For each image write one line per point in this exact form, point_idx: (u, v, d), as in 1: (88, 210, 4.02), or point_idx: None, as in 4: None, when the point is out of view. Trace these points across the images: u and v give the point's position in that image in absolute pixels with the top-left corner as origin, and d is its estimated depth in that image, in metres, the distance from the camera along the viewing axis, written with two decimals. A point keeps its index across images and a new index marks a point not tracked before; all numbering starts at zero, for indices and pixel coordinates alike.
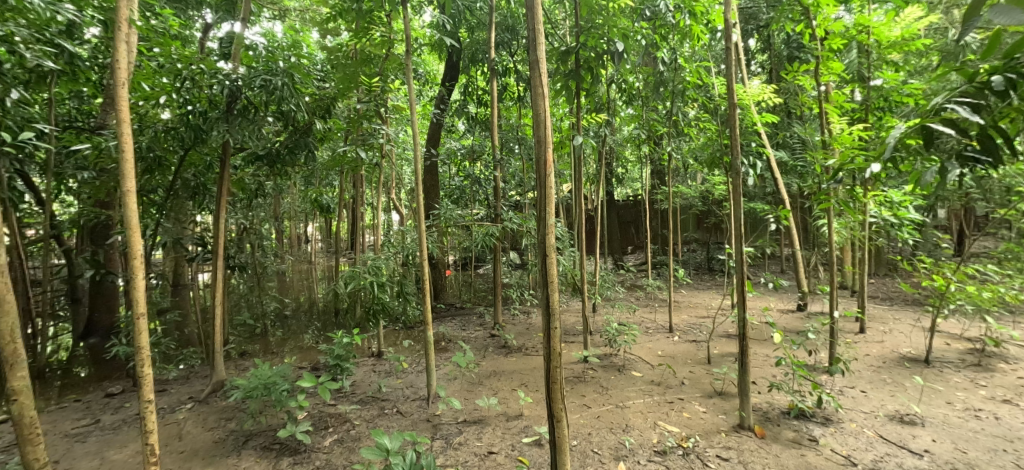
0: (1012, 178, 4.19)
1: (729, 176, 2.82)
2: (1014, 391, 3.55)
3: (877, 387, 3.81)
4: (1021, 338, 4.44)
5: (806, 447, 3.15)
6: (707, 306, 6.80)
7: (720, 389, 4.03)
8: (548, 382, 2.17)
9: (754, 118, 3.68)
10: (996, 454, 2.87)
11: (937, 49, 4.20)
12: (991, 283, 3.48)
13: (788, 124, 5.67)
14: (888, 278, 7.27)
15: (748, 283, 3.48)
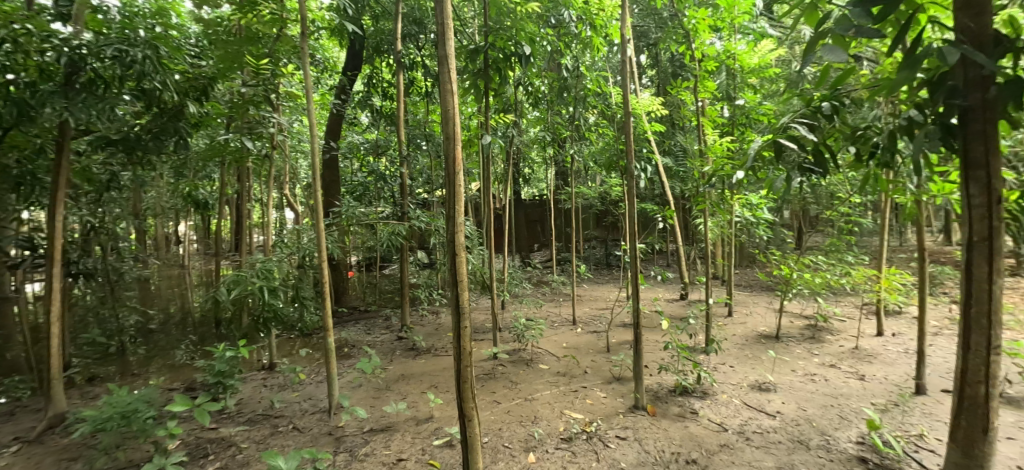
0: (834, 186, 5.19)
1: (626, 177, 3.14)
2: (837, 356, 4.42)
3: (742, 361, 4.47)
4: (842, 314, 5.55)
5: (689, 420, 3.59)
6: (605, 299, 7.36)
7: (618, 375, 4.39)
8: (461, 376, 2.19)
9: (645, 126, 4.00)
10: (826, 409, 3.55)
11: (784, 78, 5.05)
12: (821, 271, 4.28)
13: (673, 133, 6.36)
14: (749, 269, 8.55)
15: (641, 276, 3.83)
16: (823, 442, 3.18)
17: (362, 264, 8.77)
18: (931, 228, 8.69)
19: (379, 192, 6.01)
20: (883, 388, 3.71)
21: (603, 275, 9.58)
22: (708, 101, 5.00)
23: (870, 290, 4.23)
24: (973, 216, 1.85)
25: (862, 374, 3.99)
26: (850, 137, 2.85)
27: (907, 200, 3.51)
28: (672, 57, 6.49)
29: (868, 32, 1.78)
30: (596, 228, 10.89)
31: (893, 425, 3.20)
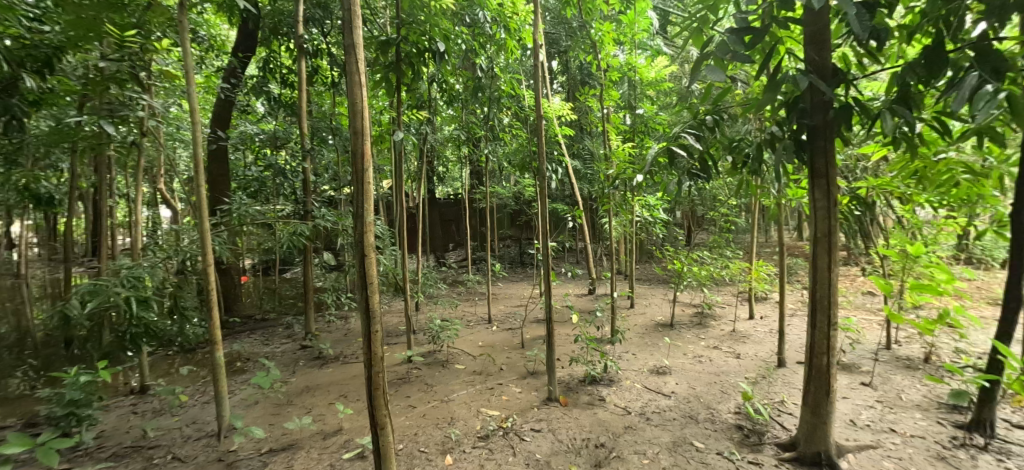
0: (716, 189, 5.89)
1: (538, 176, 3.32)
2: (719, 339, 5.04)
3: (643, 349, 4.89)
4: (723, 302, 6.34)
5: (597, 406, 3.83)
6: (519, 296, 7.54)
7: (532, 369, 4.53)
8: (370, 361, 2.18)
9: (556, 130, 4.18)
10: (711, 385, 4.04)
11: (676, 92, 5.61)
12: (706, 264, 4.85)
13: (582, 137, 6.71)
14: (648, 264, 9.37)
15: (552, 273, 3.99)
16: (708, 415, 3.63)
17: (256, 268, 7.93)
18: (789, 226, 10.21)
19: (279, 189, 5.32)
20: (754, 364, 4.32)
21: (515, 274, 9.80)
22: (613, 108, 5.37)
23: (744, 280, 4.90)
24: (819, 215, 2.97)
25: (738, 353, 4.60)
26: (727, 147, 3.41)
27: (771, 202, 4.11)
28: (581, 65, 6.79)
29: (740, 56, 2.65)
30: (510, 227, 11.13)
31: (762, 395, 3.76)
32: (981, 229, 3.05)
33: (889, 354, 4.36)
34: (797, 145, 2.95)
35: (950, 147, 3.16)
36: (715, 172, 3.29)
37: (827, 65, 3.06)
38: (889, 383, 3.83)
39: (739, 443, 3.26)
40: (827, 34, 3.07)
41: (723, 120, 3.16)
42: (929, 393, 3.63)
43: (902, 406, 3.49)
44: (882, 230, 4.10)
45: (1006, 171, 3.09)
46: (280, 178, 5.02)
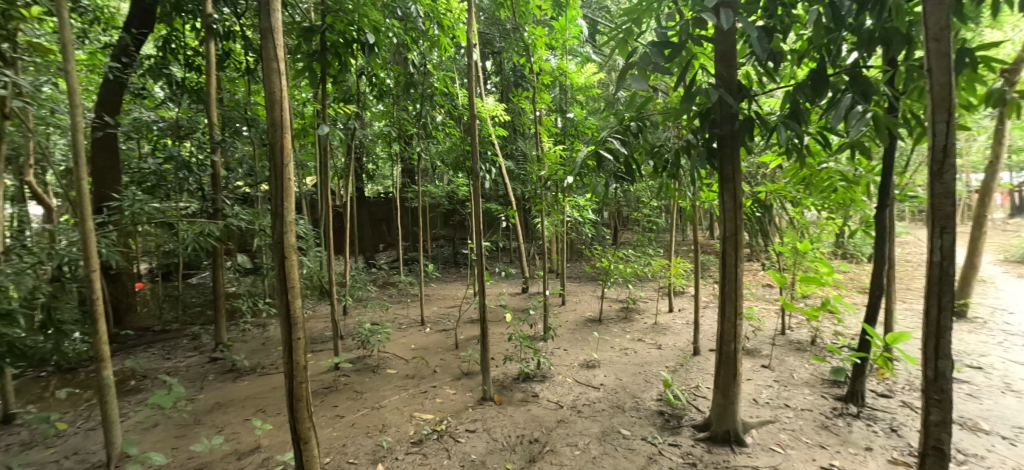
0: (639, 192, 6.28)
1: (471, 176, 3.39)
2: (642, 331, 5.38)
3: (573, 344, 5.08)
4: (646, 297, 6.77)
5: (531, 403, 3.92)
6: (454, 297, 7.49)
7: (466, 370, 4.50)
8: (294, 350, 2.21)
9: (490, 130, 4.21)
10: (636, 376, 4.30)
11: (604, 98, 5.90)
12: (631, 262, 5.17)
13: (515, 138, 6.65)
14: (578, 262, 9.74)
15: (486, 273, 4.00)
16: (634, 403, 3.86)
17: (155, 273, 7.08)
18: (703, 225, 11.11)
19: (182, 185, 4.50)
20: (673, 353, 4.68)
21: (447, 275, 9.67)
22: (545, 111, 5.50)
23: (663, 276, 5.27)
24: (727, 216, 3.29)
25: (660, 344, 4.94)
26: (650, 152, 3.66)
27: (688, 204, 4.45)
28: (514, 66, 6.79)
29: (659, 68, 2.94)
30: (443, 227, 11.00)
31: (680, 381, 4.08)
32: (853, 229, 3.55)
33: (784, 338, 4.94)
34: (708, 152, 3.29)
35: (830, 158, 3.64)
36: (639, 176, 3.53)
37: (733, 82, 3.39)
38: (784, 365, 4.34)
39: (661, 427, 3.52)
40: (734, 54, 3.40)
41: (645, 126, 3.41)
42: (814, 371, 4.17)
43: (794, 384, 3.98)
44: (777, 229, 4.61)
45: (872, 179, 3.62)
46: (184, 174, 4.43)
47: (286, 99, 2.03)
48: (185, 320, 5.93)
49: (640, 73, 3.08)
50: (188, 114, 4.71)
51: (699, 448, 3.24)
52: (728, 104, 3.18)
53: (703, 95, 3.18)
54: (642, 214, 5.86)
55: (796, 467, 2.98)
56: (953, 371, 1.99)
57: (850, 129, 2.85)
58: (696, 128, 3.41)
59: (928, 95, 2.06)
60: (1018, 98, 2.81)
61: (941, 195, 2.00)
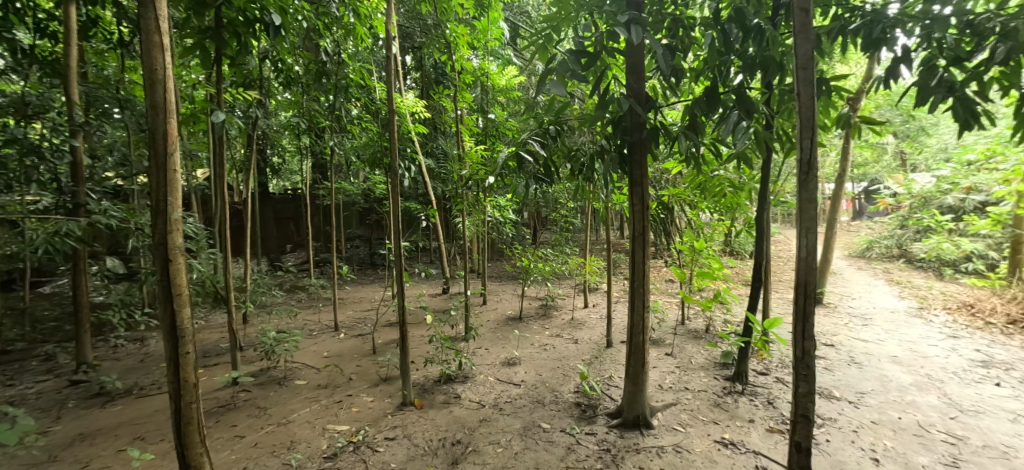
0: (558, 193, 6.53)
1: (389, 173, 3.35)
2: (560, 327, 5.61)
3: (495, 343, 5.14)
4: (562, 294, 7.06)
5: (453, 404, 3.88)
6: (371, 300, 7.17)
7: (385, 375, 4.32)
8: (178, 340, 2.12)
9: (410, 127, 4.17)
10: (554, 370, 4.45)
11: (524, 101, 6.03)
12: (549, 261, 5.38)
13: (435, 136, 6.18)
14: (499, 262, 9.87)
15: (405, 274, 3.87)
16: (553, 397, 4.00)
17: None
18: (615, 226, 11.87)
19: (31, 174, 3.59)
20: (589, 346, 4.94)
21: (362, 278, 9.21)
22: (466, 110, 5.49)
23: (579, 273, 5.56)
24: (636, 217, 3.56)
25: (576, 339, 5.19)
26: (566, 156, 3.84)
27: (601, 206, 4.70)
28: (436, 64, 6.62)
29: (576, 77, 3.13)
30: (359, 227, 10.69)
31: (595, 373, 4.32)
32: (740, 229, 3.99)
33: (683, 328, 5.47)
34: (620, 158, 3.55)
35: (721, 167, 4.09)
36: (557, 178, 3.68)
37: (642, 94, 3.65)
38: (683, 352, 4.81)
39: (578, 418, 3.69)
40: (642, 67, 3.67)
41: (561, 130, 3.60)
42: (708, 356, 4.67)
43: (692, 368, 4.43)
44: (678, 229, 5.07)
45: (754, 186, 4.14)
46: (34, 160, 3.58)
47: (171, 82, 2.03)
48: (35, 337, 4.72)
49: (558, 79, 3.23)
50: (39, 90, 3.86)
51: (613, 434, 3.46)
52: (638, 114, 3.45)
53: (616, 103, 3.43)
54: (560, 214, 6.18)
55: (694, 443, 3.33)
56: (815, 351, 2.33)
57: (737, 141, 3.25)
58: (608, 134, 3.66)
59: (797, 115, 2.43)
60: (859, 122, 3.39)
61: (808, 199, 2.38)
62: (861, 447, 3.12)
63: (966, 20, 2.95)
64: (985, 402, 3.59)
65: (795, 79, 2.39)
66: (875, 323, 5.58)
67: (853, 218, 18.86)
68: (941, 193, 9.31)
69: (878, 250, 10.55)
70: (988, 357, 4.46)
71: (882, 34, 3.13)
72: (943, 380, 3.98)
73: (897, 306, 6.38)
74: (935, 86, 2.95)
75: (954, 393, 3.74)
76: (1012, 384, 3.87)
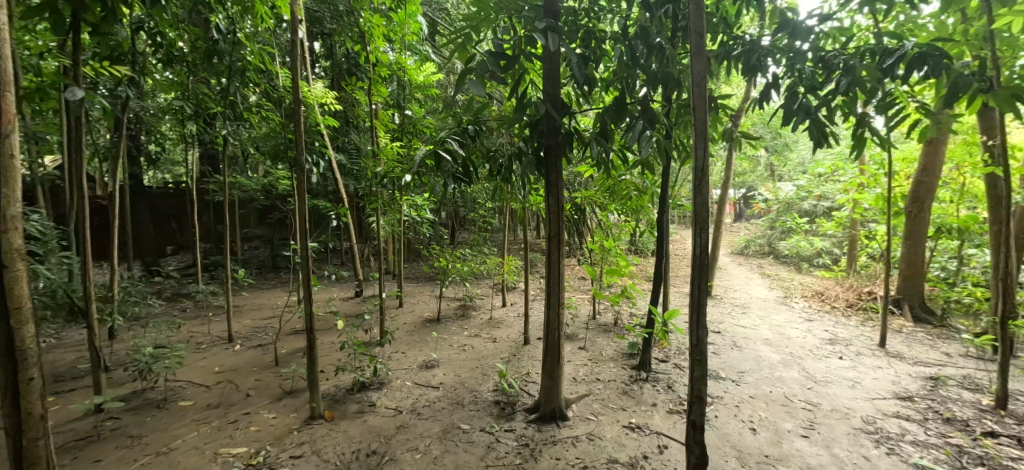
0: (478, 194, 6.54)
1: (294, 168, 3.16)
2: (480, 326, 5.63)
3: (412, 346, 5.00)
4: (480, 293, 7.09)
5: (367, 413, 3.70)
6: (272, 307, 6.58)
7: (290, 388, 3.96)
8: (16, 362, 1.79)
9: (318, 119, 3.96)
10: (473, 370, 4.45)
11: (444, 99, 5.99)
12: (468, 261, 5.42)
13: (347, 131, 6.00)
14: (415, 263, 9.65)
15: (313, 277, 3.59)
16: (472, 397, 3.99)
17: None
18: (532, 226, 12.22)
19: None
20: (507, 345, 5.02)
21: (260, 283, 8.38)
22: (381, 105, 5.32)
23: (497, 273, 5.69)
24: (551, 218, 3.69)
25: (494, 337, 5.25)
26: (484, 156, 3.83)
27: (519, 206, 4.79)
28: (348, 53, 6.23)
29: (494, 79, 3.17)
30: (257, 227, 10.00)
31: (514, 370, 4.40)
32: (643, 230, 4.55)
33: (594, 322, 5.81)
34: (536, 160, 3.66)
35: (628, 171, 4.40)
36: (476, 178, 3.66)
37: (557, 99, 3.78)
38: (595, 345, 5.10)
39: (498, 416, 3.73)
40: (558, 74, 3.81)
41: (480, 130, 3.58)
42: (616, 347, 5.02)
43: (602, 360, 4.72)
44: (589, 230, 5.37)
45: (655, 190, 4.52)
46: None
47: (7, 52, 1.73)
48: None
49: (477, 80, 3.23)
50: None
51: (531, 428, 3.56)
52: (554, 118, 3.59)
53: (533, 108, 3.53)
54: (478, 214, 6.25)
55: (605, 430, 3.55)
56: (707, 338, 2.51)
57: (642, 148, 3.53)
58: (527, 136, 3.73)
59: (693, 126, 2.67)
60: (740, 137, 3.85)
61: (700, 203, 2.60)
62: (742, 419, 3.59)
63: (819, 55, 3.48)
64: (832, 373, 4.33)
65: (691, 94, 2.64)
66: (751, 311, 6.46)
67: (734, 220, 21.47)
68: (800, 200, 11.02)
69: (752, 248, 12.17)
70: (834, 335, 5.39)
71: (758, 62, 3.59)
72: (802, 357, 4.73)
73: (767, 295, 7.45)
74: (796, 109, 3.47)
75: (810, 367, 4.47)
76: (850, 357, 4.73)
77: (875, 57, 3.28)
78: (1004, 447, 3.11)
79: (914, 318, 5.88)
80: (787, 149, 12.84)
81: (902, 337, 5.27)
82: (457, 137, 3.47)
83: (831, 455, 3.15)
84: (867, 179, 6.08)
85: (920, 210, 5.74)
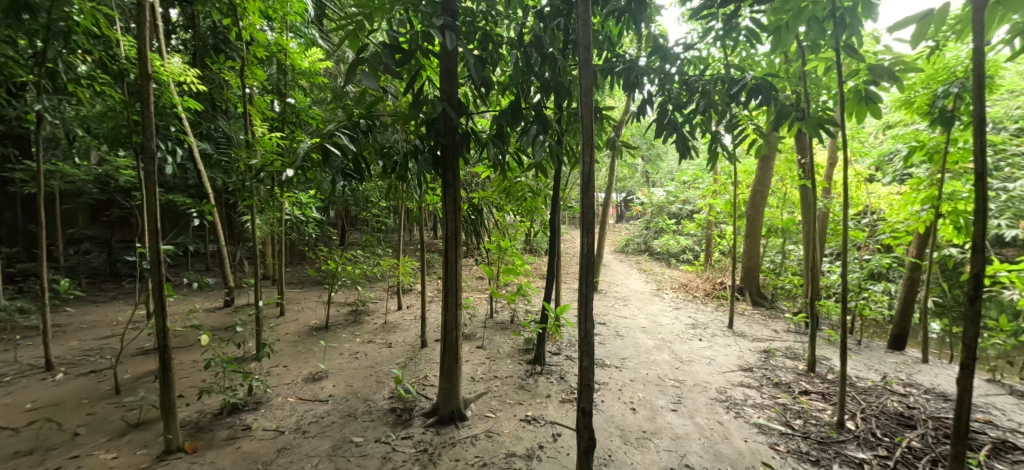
0: (370, 193, 6.23)
1: (142, 158, 2.68)
2: (373, 332, 5.33)
3: (296, 359, 4.55)
4: (374, 297, 6.71)
5: (240, 438, 3.26)
6: (110, 326, 5.46)
7: (136, 420, 3.31)
8: None
9: (175, 99, 3.51)
10: (366, 379, 4.19)
11: (333, 89, 5.62)
12: (360, 263, 5.33)
13: (214, 116, 5.38)
14: (299, 266, 8.94)
15: (168, 286, 3.04)
16: (366, 407, 3.75)
17: None
18: (429, 226, 11.94)
19: None
20: (403, 349, 4.83)
21: (87, 296, 6.87)
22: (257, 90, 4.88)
23: (392, 275, 5.56)
24: (448, 218, 3.65)
25: (389, 342, 5.02)
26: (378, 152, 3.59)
27: (414, 205, 4.71)
28: (215, 26, 5.45)
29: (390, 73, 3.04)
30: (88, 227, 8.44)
31: (411, 375, 4.26)
32: (538, 230, 4.87)
33: (493, 320, 5.92)
34: (433, 159, 3.55)
35: (523, 173, 4.55)
36: (368, 175, 3.43)
37: (454, 99, 3.73)
38: (492, 343, 5.19)
39: (393, 424, 3.56)
40: (455, 73, 3.77)
41: (374, 125, 3.36)
42: (513, 344, 5.16)
43: (500, 357, 4.83)
44: (486, 230, 5.45)
45: (548, 193, 4.75)
46: None
47: None
48: None
49: (370, 72, 3.04)
50: None
51: (429, 433, 3.48)
52: (451, 117, 3.55)
53: (429, 105, 3.43)
54: (371, 214, 6.04)
55: (503, 425, 3.64)
56: (593, 331, 2.61)
57: (535, 152, 3.66)
58: (423, 133, 3.62)
59: (581, 133, 2.85)
60: (620, 146, 4.24)
61: (588, 205, 2.76)
62: (624, 401, 3.97)
63: (684, 78, 3.99)
64: (695, 354, 5.02)
65: (579, 104, 2.82)
66: (630, 302, 7.22)
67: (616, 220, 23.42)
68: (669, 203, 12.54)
69: (631, 246, 13.48)
70: (696, 321, 6.28)
71: (636, 79, 3.99)
72: (672, 341, 5.41)
73: (643, 288, 8.35)
74: (666, 125, 3.95)
75: (678, 350, 5.13)
76: (708, 338, 5.54)
77: (724, 85, 3.87)
78: (813, 401, 3.93)
79: (753, 302, 7.14)
80: (658, 159, 14.49)
81: (744, 319, 6.35)
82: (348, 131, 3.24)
83: (694, 424, 3.66)
84: (717, 188, 7.22)
85: (757, 213, 6.98)
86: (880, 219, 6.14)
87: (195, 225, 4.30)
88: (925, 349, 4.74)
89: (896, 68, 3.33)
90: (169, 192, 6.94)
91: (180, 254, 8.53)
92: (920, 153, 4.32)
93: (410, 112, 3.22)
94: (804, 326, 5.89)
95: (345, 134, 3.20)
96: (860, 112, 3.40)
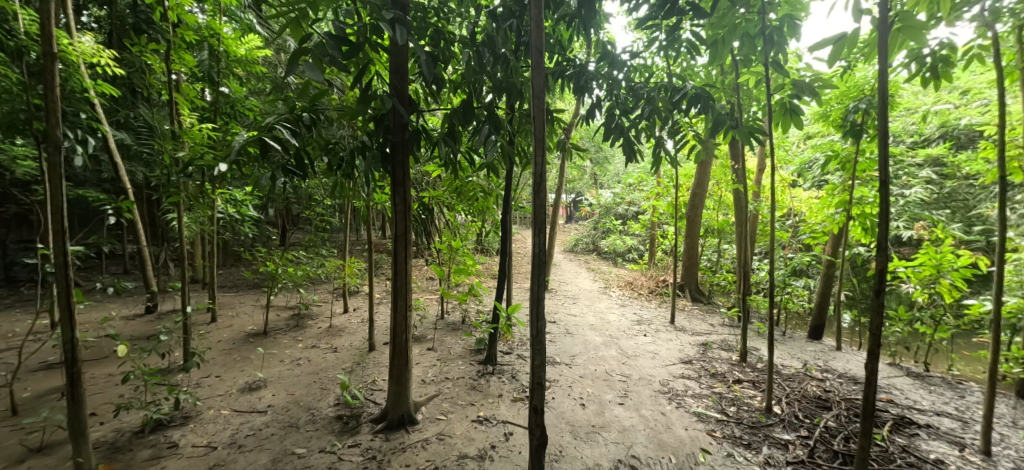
0: (313, 190, 5.92)
1: (46, 148, 2.38)
2: (316, 336, 5.06)
3: (230, 368, 4.23)
4: (317, 300, 6.38)
5: (164, 458, 2.97)
6: (4, 338, 4.79)
7: (37, 444, 2.93)
8: None
9: (87, 83, 3.18)
10: (309, 386, 3.97)
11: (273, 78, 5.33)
12: (302, 264, 5.04)
13: (135, 104, 4.92)
14: (233, 268, 8.34)
15: (78, 292, 2.71)
16: (309, 416, 3.55)
17: None
18: (377, 226, 11.57)
19: None
20: (350, 353, 4.63)
21: None
22: (186, 77, 4.57)
23: (337, 276, 5.32)
24: (398, 217, 3.53)
25: (334, 347, 4.79)
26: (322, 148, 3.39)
27: (362, 203, 4.54)
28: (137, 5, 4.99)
29: (337, 64, 2.87)
30: None
31: (358, 380, 4.09)
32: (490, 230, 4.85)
33: (444, 321, 5.83)
34: (382, 156, 3.39)
35: (475, 173, 4.52)
36: (311, 172, 3.22)
37: (404, 95, 3.61)
38: (443, 344, 5.11)
39: (340, 432, 3.41)
40: (406, 69, 3.65)
41: (318, 119, 3.16)
42: (464, 345, 5.11)
43: (451, 358, 4.76)
44: (437, 229, 5.37)
45: (500, 193, 4.74)
46: None
47: None
48: None
49: (314, 63, 2.86)
50: None
51: (378, 439, 3.36)
52: (401, 114, 3.42)
53: (378, 101, 3.28)
54: (313, 212, 5.76)
55: (455, 427, 3.59)
56: (545, 330, 2.63)
57: (488, 152, 3.62)
58: (371, 129, 3.45)
59: (534, 134, 2.85)
60: (570, 148, 4.32)
61: (541, 206, 2.79)
62: (574, 397, 4.07)
63: (630, 85, 4.14)
64: (641, 349, 5.25)
65: (532, 105, 2.84)
66: (579, 300, 7.42)
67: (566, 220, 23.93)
68: (615, 204, 13.02)
69: (581, 245, 13.85)
70: (641, 317, 6.57)
71: (585, 83, 4.11)
72: (619, 337, 5.61)
73: (591, 286, 8.59)
74: (614, 129, 4.09)
75: (626, 345, 5.33)
76: (652, 333, 5.81)
77: (667, 92, 4.06)
78: (745, 389, 4.24)
79: (692, 298, 7.58)
80: (605, 161, 14.99)
81: (685, 314, 6.73)
82: (290, 125, 3.02)
83: (640, 416, 3.82)
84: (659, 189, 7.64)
85: (695, 215, 7.44)
86: (801, 221, 6.73)
87: (111, 223, 3.98)
88: (838, 338, 5.27)
89: (816, 84, 3.65)
90: (78, 187, 6.24)
91: (93, 255, 7.65)
92: (835, 162, 4.79)
93: (358, 106, 3.05)
94: (737, 320, 6.34)
95: (287, 127, 2.97)
96: (785, 123, 3.70)
